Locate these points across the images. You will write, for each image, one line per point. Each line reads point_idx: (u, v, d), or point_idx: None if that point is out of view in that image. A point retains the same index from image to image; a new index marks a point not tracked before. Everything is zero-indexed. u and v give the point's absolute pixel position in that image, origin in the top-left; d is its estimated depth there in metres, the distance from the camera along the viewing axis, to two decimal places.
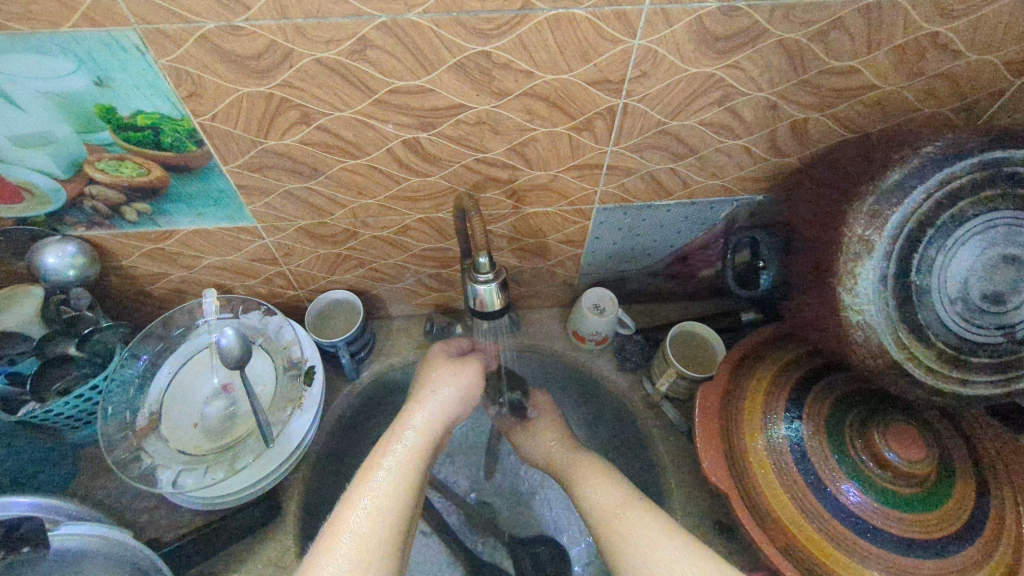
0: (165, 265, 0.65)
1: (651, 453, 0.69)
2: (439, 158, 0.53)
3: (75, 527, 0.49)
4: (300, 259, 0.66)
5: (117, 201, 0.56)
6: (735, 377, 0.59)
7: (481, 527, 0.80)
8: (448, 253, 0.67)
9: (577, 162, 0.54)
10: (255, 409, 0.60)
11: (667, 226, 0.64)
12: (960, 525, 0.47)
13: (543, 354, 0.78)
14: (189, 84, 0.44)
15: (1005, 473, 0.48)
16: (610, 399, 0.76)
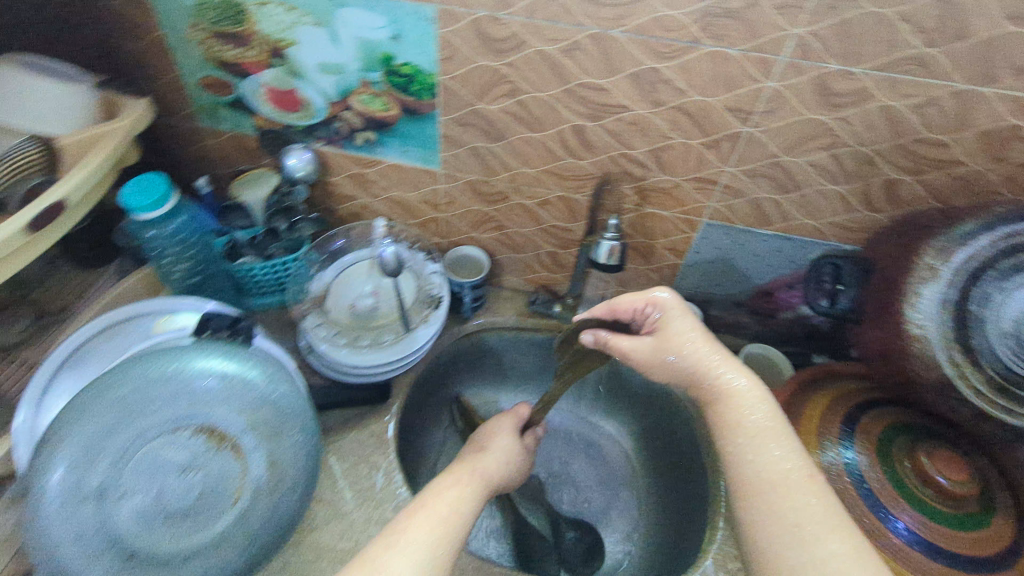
0: (359, 188, 0.86)
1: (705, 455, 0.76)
2: (594, 147, 0.69)
3: (264, 343, 0.63)
4: (456, 210, 0.84)
5: (356, 127, 0.77)
6: (798, 397, 0.65)
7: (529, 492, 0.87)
8: (571, 235, 0.82)
9: (699, 175, 0.68)
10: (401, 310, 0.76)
11: (759, 256, 0.75)
12: (994, 551, 0.52)
13: None
14: (449, 51, 0.65)
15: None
16: (677, 408, 0.83)
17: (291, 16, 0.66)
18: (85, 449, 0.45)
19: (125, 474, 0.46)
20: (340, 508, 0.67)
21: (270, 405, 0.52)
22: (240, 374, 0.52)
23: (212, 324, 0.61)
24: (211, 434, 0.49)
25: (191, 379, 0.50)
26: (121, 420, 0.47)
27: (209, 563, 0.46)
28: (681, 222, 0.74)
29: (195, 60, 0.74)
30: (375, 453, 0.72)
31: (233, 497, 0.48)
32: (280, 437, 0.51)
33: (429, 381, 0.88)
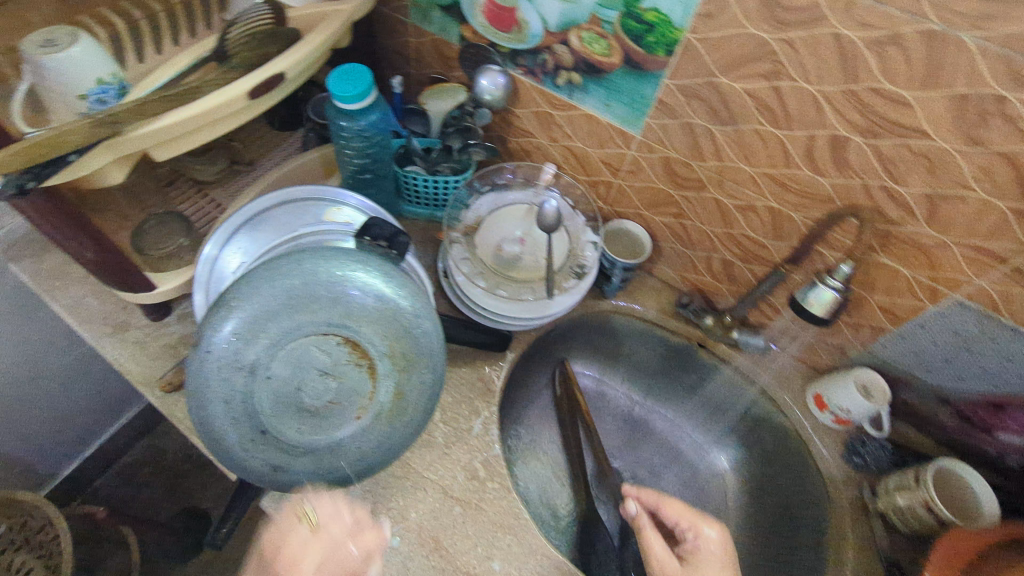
0: (540, 128, 0.79)
1: (827, 547, 0.64)
2: (849, 167, 0.54)
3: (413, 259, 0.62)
4: (638, 180, 0.74)
5: (565, 64, 0.68)
6: (1009, 552, 0.52)
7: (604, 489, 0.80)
8: (761, 251, 0.68)
9: (978, 243, 0.51)
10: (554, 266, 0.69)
11: (1010, 362, 0.57)
12: None
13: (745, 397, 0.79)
14: (715, 6, 0.52)
15: None
16: (796, 458, 0.72)
17: None
18: (267, 314, 0.44)
19: (280, 354, 0.45)
20: (432, 440, 0.62)
21: (413, 339, 0.47)
22: (395, 300, 0.47)
23: (370, 231, 0.55)
24: (354, 347, 0.46)
25: (354, 284, 0.46)
26: (301, 300, 0.45)
27: (324, 462, 0.46)
28: (919, 287, 0.58)
29: None
30: (477, 399, 0.66)
31: (357, 412, 0.46)
32: (414, 371, 0.47)
33: (548, 343, 0.84)
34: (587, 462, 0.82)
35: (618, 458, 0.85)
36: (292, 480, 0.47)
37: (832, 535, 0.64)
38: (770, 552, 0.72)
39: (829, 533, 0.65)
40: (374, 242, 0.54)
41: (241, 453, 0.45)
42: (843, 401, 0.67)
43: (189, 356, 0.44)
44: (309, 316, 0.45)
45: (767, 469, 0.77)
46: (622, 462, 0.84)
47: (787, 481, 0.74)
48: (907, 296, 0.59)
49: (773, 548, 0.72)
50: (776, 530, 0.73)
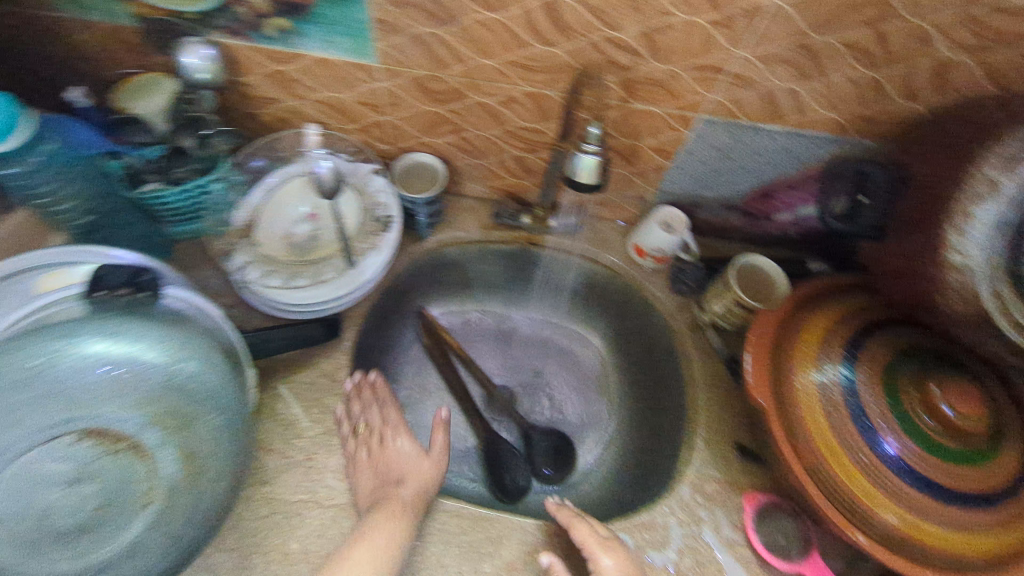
0: (279, 90, 0.69)
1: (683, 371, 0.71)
2: (571, 28, 0.53)
3: (181, 290, 0.52)
4: (402, 111, 0.69)
5: (262, 11, 0.59)
6: (797, 315, 0.59)
7: (499, 408, 0.84)
8: (540, 137, 0.68)
9: (702, 62, 0.54)
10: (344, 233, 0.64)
11: (763, 157, 0.64)
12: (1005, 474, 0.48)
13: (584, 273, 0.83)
14: None
15: None
16: (640, 309, 0.79)
17: None
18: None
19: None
20: (293, 459, 0.58)
21: (181, 390, 0.38)
22: (131, 365, 0.37)
23: (103, 281, 0.45)
24: (103, 437, 0.37)
25: (65, 365, 0.36)
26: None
27: (132, 568, 0.39)
28: (674, 120, 0.61)
29: None
30: (327, 395, 0.63)
31: (143, 502, 0.38)
32: (196, 426, 0.39)
33: (388, 304, 0.80)
34: (475, 393, 0.85)
35: (499, 375, 0.88)
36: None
37: (682, 359, 0.71)
38: (644, 391, 0.80)
39: (681, 359, 0.72)
40: (113, 294, 0.45)
41: None
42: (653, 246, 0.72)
43: None
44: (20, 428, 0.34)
45: (621, 323, 0.85)
46: (504, 376, 0.88)
47: (636, 325, 0.82)
48: (670, 131, 0.63)
49: (643, 384, 0.80)
50: (642, 366, 0.81)
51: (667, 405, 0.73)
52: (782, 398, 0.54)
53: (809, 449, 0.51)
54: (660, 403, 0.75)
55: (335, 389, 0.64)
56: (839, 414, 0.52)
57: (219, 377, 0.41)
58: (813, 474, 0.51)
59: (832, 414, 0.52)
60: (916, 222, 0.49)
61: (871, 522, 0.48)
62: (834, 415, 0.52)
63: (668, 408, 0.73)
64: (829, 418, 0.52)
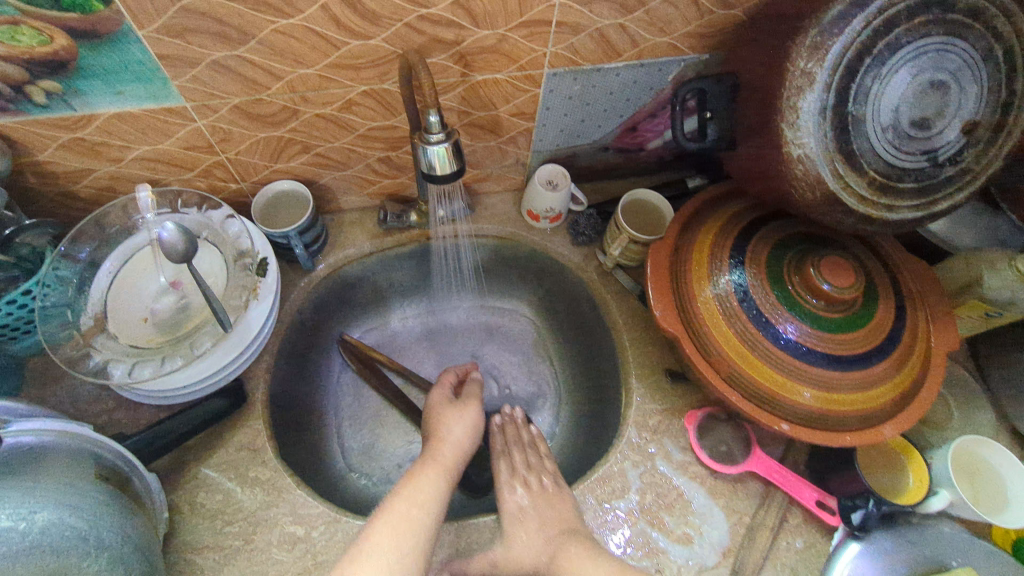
0: (87, 158, 0.61)
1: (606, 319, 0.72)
2: (381, 17, 0.49)
3: (27, 424, 0.46)
4: (238, 145, 0.62)
5: (19, 79, 0.50)
6: (683, 237, 0.61)
7: None
8: (395, 132, 0.64)
9: (525, 19, 0.52)
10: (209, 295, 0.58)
11: (616, 94, 0.64)
12: (886, 330, 0.52)
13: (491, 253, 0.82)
14: None
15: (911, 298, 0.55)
16: (552, 269, 0.79)
17: None
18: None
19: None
20: (230, 548, 0.55)
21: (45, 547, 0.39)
22: None
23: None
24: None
25: None
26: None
27: None
28: (520, 80, 0.59)
29: None
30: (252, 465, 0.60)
31: None
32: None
33: (302, 341, 0.76)
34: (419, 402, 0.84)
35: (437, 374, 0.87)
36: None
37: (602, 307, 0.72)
38: (578, 346, 0.80)
39: (600, 307, 0.73)
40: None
41: None
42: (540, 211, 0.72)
43: None
44: None
45: (540, 286, 0.84)
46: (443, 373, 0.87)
47: (553, 285, 0.81)
48: (519, 92, 0.61)
49: (575, 339, 0.81)
50: (571, 323, 0.82)
51: (599, 354, 0.75)
52: (688, 321, 0.56)
53: (724, 359, 0.53)
54: (593, 354, 0.77)
55: (259, 459, 0.61)
56: (740, 321, 0.54)
57: (83, 521, 0.42)
58: (731, 384, 0.53)
59: (734, 320, 0.54)
60: (756, 125, 0.50)
61: (791, 408, 0.52)
62: (737, 322, 0.54)
63: (602, 357, 0.74)
64: (732, 324, 0.54)
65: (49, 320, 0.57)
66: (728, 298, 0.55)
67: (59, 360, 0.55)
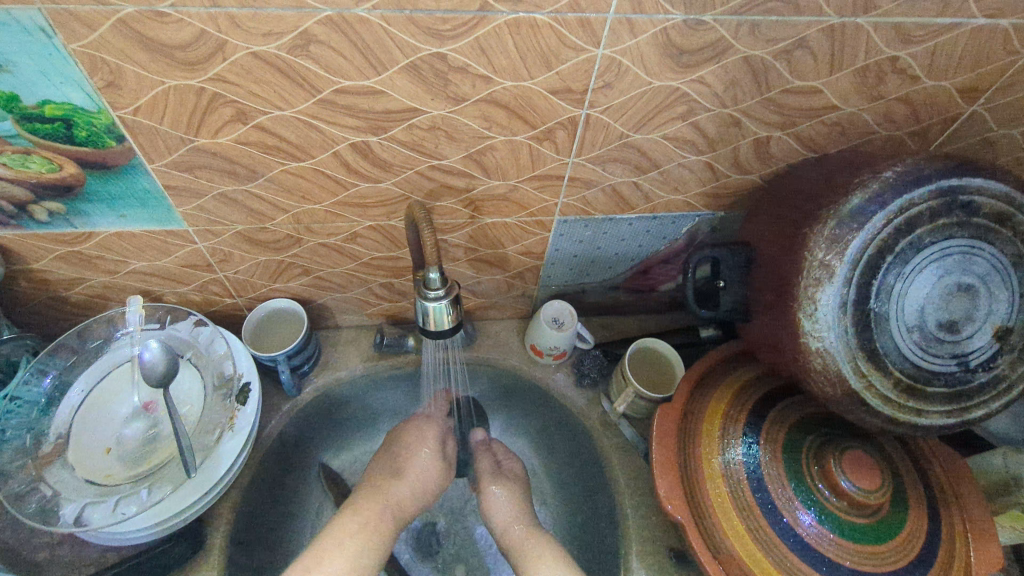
0: (83, 270, 0.59)
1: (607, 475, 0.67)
2: (391, 164, 0.49)
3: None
4: (238, 266, 0.61)
5: (24, 199, 0.49)
6: (695, 400, 0.57)
7: (432, 556, 0.75)
8: (400, 262, 0.63)
9: (537, 172, 0.52)
10: (177, 432, 0.54)
11: (629, 240, 0.63)
12: (914, 552, 0.47)
13: (499, 380, 0.76)
14: (106, 74, 0.39)
15: (957, 507, 0.49)
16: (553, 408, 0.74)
17: None
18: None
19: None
20: None
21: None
22: None
23: None
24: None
25: None
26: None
27: None
28: (529, 225, 0.58)
29: None
30: None
31: None
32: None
33: (274, 467, 0.68)
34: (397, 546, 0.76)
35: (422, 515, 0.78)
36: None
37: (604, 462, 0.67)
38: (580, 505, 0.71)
39: (602, 459, 0.68)
40: None
41: None
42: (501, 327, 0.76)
43: None
44: None
45: (546, 419, 0.76)
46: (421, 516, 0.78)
47: (555, 418, 0.75)
48: (527, 236, 0.60)
49: (574, 499, 0.73)
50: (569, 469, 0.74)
51: (603, 516, 0.66)
52: (692, 497, 0.52)
53: (733, 556, 0.49)
54: (594, 518, 0.68)
55: None
56: (753, 518, 0.49)
57: None
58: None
59: (739, 496, 0.50)
60: (762, 303, 0.50)
61: None
62: (749, 516, 0.50)
63: (597, 502, 0.68)
64: (744, 518, 0.50)
65: (7, 443, 0.53)
66: (739, 481, 0.51)
67: (2, 496, 0.50)
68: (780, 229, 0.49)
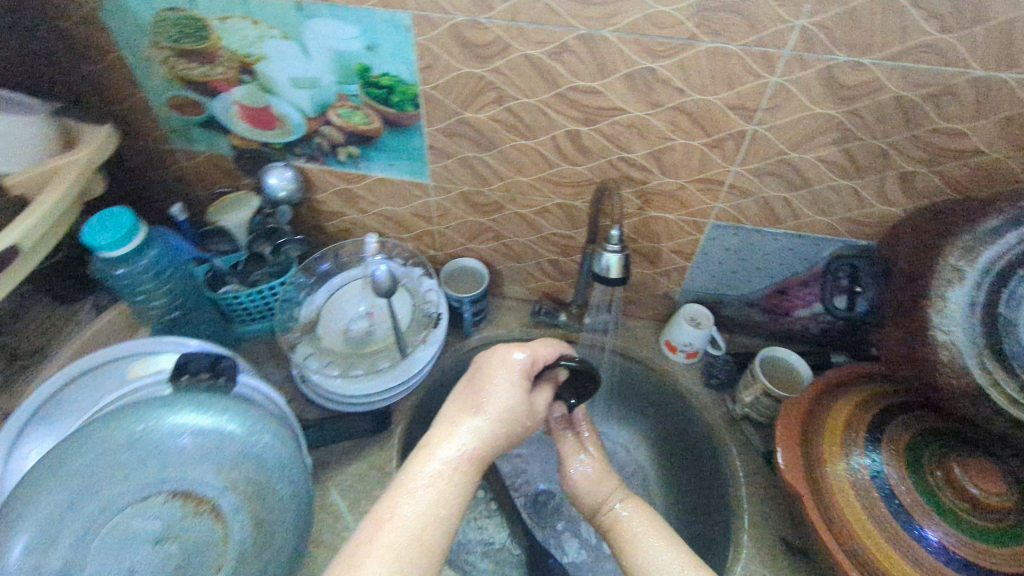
0: (346, 206, 0.81)
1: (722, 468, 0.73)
2: (591, 152, 0.65)
3: (250, 380, 0.60)
4: (450, 221, 0.79)
5: (337, 141, 0.72)
6: (820, 405, 0.62)
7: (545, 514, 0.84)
8: (572, 241, 0.77)
9: (703, 176, 0.64)
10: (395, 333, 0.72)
11: (772, 256, 0.71)
12: None
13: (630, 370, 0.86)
14: (429, 59, 0.61)
15: None
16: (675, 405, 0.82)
17: (257, 31, 0.62)
18: (40, 530, 0.42)
19: (88, 555, 0.42)
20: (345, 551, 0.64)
21: (253, 460, 0.48)
22: (215, 427, 0.48)
23: (188, 368, 0.54)
24: (187, 498, 0.45)
25: (125, 452, 0.45)
26: (82, 492, 0.43)
27: None
28: (687, 225, 0.70)
29: (160, 80, 0.69)
30: (377, 488, 0.69)
31: (215, 564, 0.44)
32: (263, 496, 0.47)
33: (438, 391, 0.83)
34: (517, 495, 0.86)
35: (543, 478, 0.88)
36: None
37: (722, 456, 0.73)
38: (693, 499, 0.76)
39: (719, 454, 0.74)
40: (195, 377, 0.54)
41: None
42: (637, 324, 0.86)
43: None
44: (145, 479, 0.45)
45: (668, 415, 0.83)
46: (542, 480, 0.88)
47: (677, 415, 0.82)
48: (683, 234, 0.72)
49: (687, 492, 0.78)
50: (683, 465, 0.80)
51: (715, 507, 0.71)
52: (813, 483, 0.57)
53: (852, 539, 0.53)
54: (705, 504, 0.74)
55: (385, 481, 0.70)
56: (871, 501, 0.54)
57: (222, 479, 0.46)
58: (856, 562, 0.52)
59: (857, 481, 0.55)
60: (896, 312, 0.57)
61: None
62: (866, 500, 0.54)
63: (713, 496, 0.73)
64: (862, 502, 0.54)
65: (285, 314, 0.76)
66: (858, 470, 0.56)
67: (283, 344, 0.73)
68: (919, 248, 0.56)
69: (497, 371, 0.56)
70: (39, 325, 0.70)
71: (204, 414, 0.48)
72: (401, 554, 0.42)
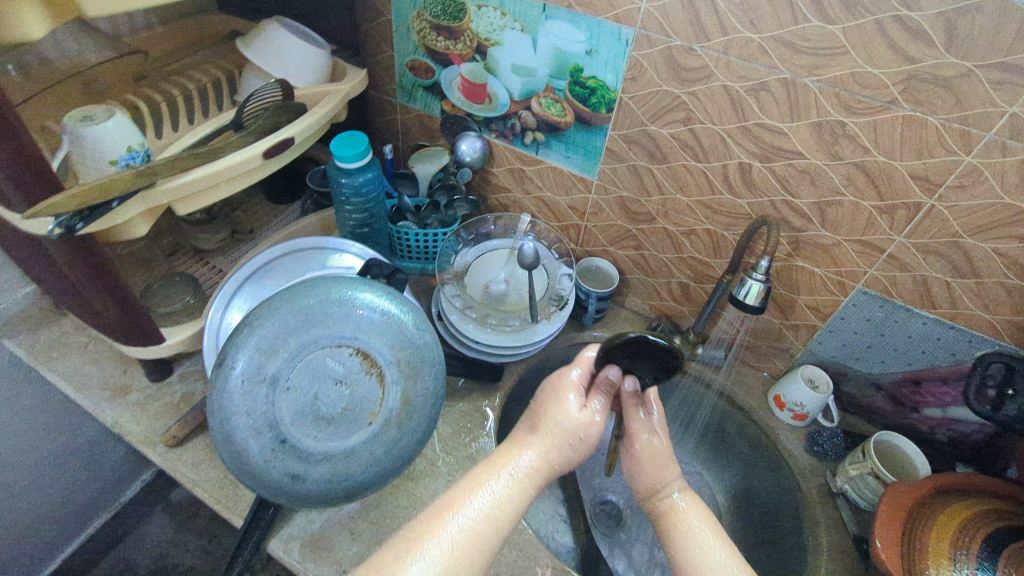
0: (514, 184, 0.92)
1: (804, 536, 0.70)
2: (757, 188, 0.69)
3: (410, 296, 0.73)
4: (599, 221, 0.87)
5: (529, 126, 0.83)
6: (932, 503, 0.60)
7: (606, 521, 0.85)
8: (708, 270, 0.81)
9: (864, 238, 0.65)
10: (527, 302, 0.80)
11: (915, 341, 0.69)
12: None
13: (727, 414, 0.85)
14: (634, 72, 0.69)
15: None
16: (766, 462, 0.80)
17: (503, 20, 0.74)
18: (269, 341, 0.54)
19: (294, 372, 0.54)
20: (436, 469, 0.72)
21: (415, 348, 0.58)
22: (397, 314, 0.58)
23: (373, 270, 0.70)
24: (365, 357, 0.56)
25: (334, 307, 0.57)
26: (301, 325, 0.55)
27: (336, 468, 0.54)
28: (833, 283, 0.71)
29: (410, 45, 0.85)
30: (474, 427, 0.77)
31: (369, 418, 0.55)
32: (417, 379, 0.57)
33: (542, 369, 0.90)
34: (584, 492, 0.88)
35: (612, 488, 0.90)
36: (297, 494, 0.54)
37: (807, 524, 0.71)
38: (765, 559, 0.74)
39: (804, 522, 0.71)
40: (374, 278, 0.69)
41: (262, 463, 0.52)
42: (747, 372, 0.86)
43: (216, 378, 0.53)
44: (341, 330, 0.56)
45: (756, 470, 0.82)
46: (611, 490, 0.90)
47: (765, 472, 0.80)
48: (825, 292, 0.72)
49: (759, 551, 0.76)
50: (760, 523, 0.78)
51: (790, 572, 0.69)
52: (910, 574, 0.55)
53: None
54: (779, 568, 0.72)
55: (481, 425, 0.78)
56: None
57: (391, 355, 0.57)
58: None
59: None
60: None
61: None
62: None
63: (789, 562, 0.71)
64: None
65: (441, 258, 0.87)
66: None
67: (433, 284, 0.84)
68: None
69: (550, 415, 0.56)
70: (256, 214, 0.90)
71: (390, 301, 0.60)
72: (457, 557, 0.47)
